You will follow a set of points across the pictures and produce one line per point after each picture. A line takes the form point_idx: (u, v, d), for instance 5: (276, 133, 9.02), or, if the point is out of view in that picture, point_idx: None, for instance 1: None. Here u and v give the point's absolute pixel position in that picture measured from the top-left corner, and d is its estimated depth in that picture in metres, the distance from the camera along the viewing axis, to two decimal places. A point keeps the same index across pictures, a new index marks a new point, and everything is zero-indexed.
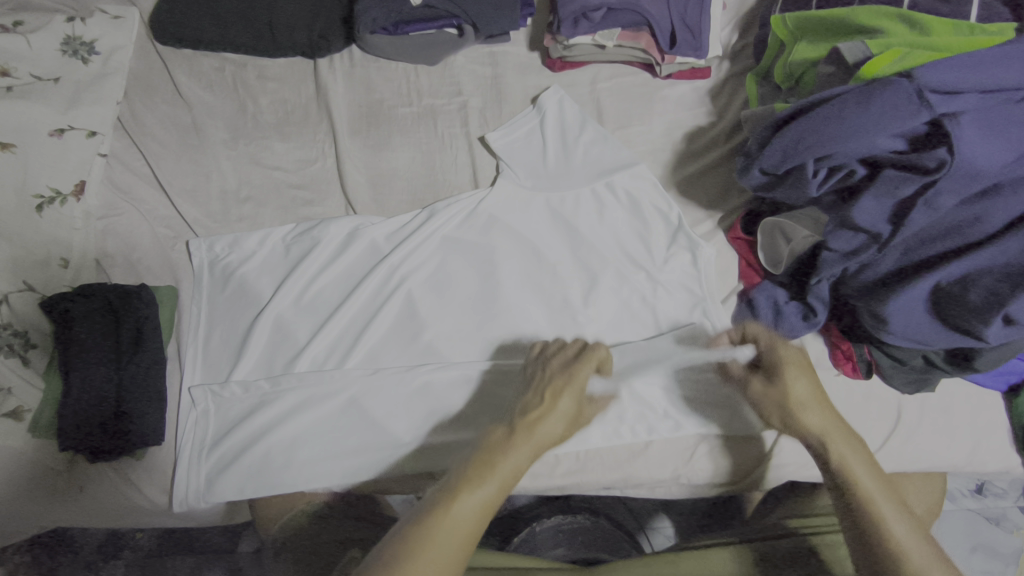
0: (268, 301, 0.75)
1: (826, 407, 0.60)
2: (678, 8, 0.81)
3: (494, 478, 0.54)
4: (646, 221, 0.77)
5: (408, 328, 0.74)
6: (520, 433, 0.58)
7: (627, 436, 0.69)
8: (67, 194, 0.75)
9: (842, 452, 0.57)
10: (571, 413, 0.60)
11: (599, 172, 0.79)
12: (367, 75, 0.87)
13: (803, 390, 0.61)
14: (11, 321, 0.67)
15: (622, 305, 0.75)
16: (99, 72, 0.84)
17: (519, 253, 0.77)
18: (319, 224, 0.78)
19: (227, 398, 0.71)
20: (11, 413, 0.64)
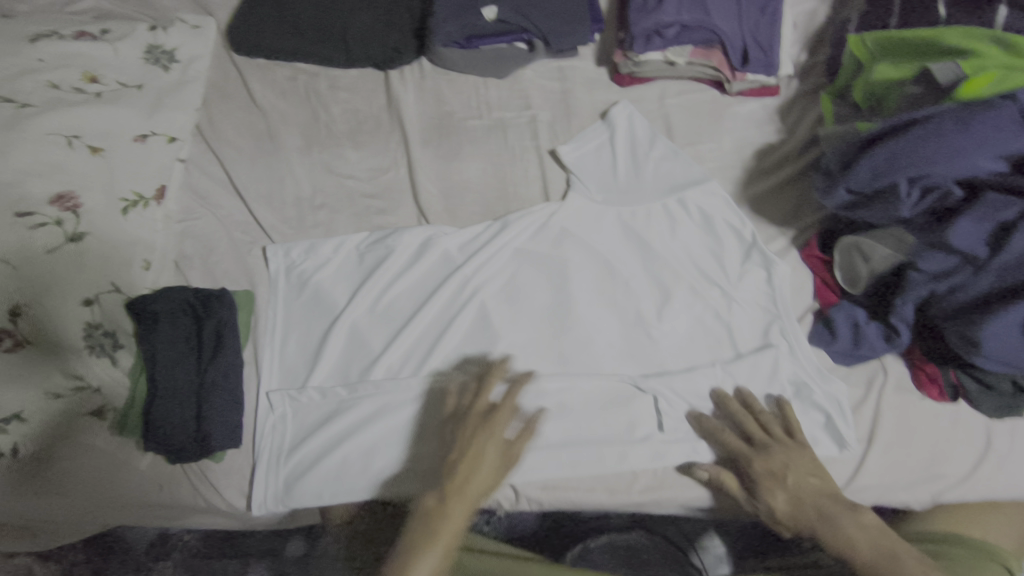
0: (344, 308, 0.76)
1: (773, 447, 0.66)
2: (751, 27, 0.81)
3: (443, 542, 0.56)
4: (719, 237, 0.77)
5: (482, 338, 0.75)
6: (456, 496, 0.59)
7: (704, 454, 0.69)
8: (149, 198, 0.76)
9: (807, 502, 0.61)
10: (498, 462, 0.62)
11: (670, 187, 0.80)
12: (437, 87, 0.89)
13: (779, 493, 0.62)
14: (102, 321, 0.68)
15: (694, 321, 0.75)
16: (179, 79, 0.85)
17: (592, 266, 0.77)
18: (392, 233, 0.79)
19: (304, 403, 0.71)
20: (96, 411, 0.68)
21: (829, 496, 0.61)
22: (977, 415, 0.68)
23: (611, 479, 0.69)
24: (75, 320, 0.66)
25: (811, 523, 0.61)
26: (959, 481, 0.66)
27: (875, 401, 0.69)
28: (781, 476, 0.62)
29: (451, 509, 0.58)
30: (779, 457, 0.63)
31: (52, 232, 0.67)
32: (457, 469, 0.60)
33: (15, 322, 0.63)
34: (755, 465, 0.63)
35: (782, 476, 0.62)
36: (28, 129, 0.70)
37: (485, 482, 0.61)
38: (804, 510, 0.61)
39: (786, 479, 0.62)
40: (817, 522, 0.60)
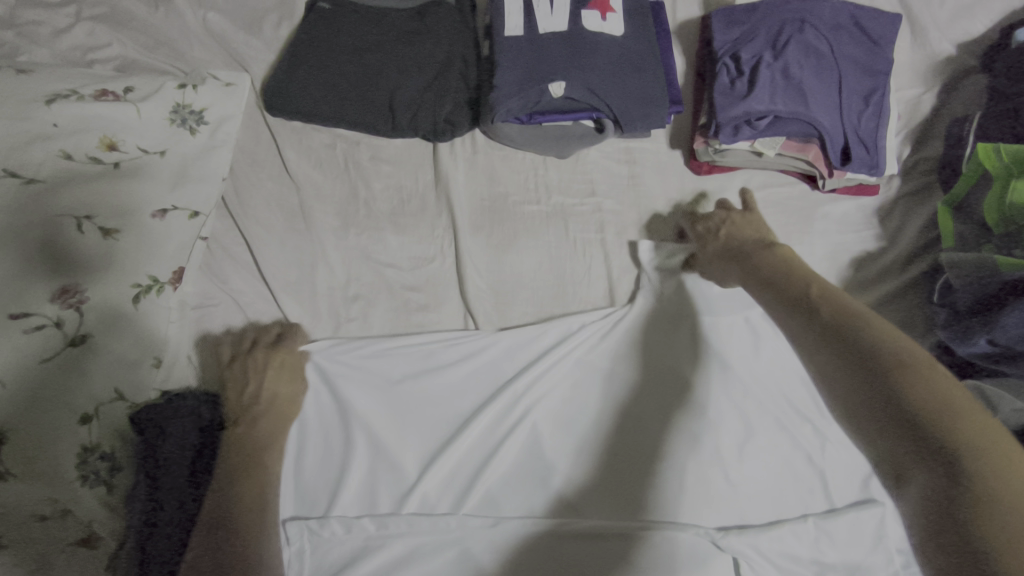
0: (374, 423, 0.66)
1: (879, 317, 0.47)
2: (854, 121, 0.72)
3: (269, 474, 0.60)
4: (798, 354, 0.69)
5: (535, 468, 0.64)
6: (262, 420, 0.63)
7: None
8: (165, 282, 0.67)
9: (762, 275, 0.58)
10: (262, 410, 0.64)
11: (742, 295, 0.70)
12: (490, 164, 0.80)
13: (714, 238, 0.69)
14: (100, 442, 0.58)
15: (781, 462, 0.64)
16: (207, 145, 0.77)
17: (663, 387, 0.67)
18: (411, 338, 0.70)
19: (325, 539, 0.59)
20: (83, 542, 0.59)
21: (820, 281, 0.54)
22: None
23: None
24: (70, 444, 0.57)
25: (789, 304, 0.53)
26: None
27: None
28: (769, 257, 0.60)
29: (261, 429, 0.63)
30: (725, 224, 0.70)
31: (51, 336, 0.58)
32: (254, 370, 0.65)
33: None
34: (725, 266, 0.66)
35: (737, 251, 0.64)
36: (36, 210, 0.62)
37: (288, 405, 0.65)
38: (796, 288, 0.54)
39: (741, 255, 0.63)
40: (739, 259, 0.63)
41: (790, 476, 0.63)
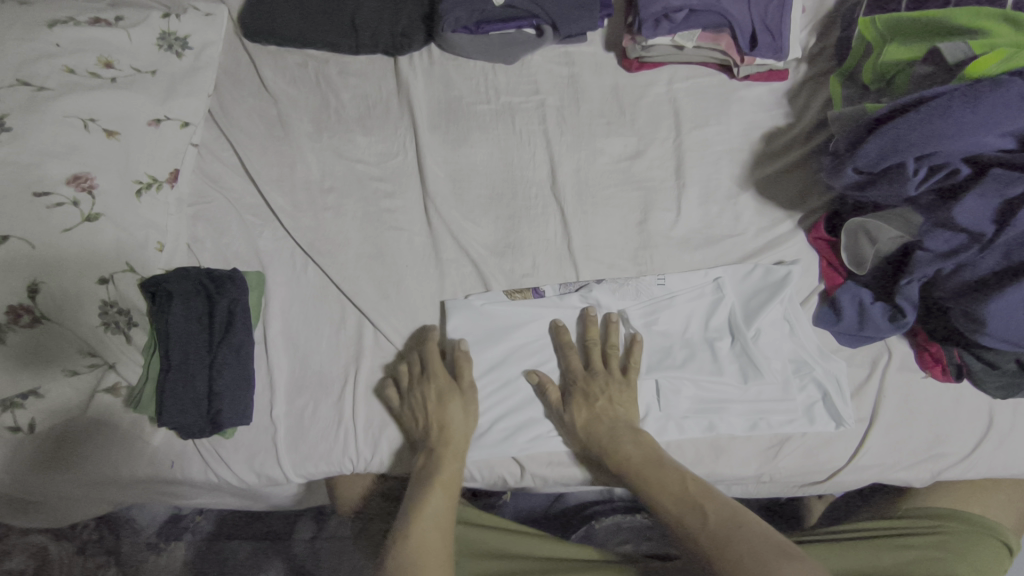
0: (360, 309, 0.77)
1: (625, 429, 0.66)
2: (760, 10, 0.81)
3: (441, 483, 0.64)
4: (743, 266, 0.75)
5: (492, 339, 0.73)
6: (441, 444, 0.66)
7: (720, 431, 0.68)
8: (162, 180, 0.78)
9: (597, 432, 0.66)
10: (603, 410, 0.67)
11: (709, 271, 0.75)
12: (445, 72, 0.90)
13: (584, 410, 0.67)
14: (117, 300, 0.69)
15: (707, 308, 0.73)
16: (192, 66, 0.86)
17: (598, 263, 0.78)
18: (392, 310, 0.76)
19: (310, 376, 0.75)
20: (110, 388, 0.70)
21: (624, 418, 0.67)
22: (983, 396, 0.68)
23: None
24: (92, 298, 0.67)
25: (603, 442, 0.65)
26: (963, 460, 0.67)
27: (879, 380, 0.69)
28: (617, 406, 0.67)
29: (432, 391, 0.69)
30: (609, 385, 0.68)
31: (69, 213, 0.68)
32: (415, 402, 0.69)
33: (32, 299, 0.64)
34: (585, 424, 0.66)
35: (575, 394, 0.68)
36: (47, 111, 0.71)
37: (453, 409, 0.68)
38: (603, 429, 0.66)
39: (597, 401, 0.67)
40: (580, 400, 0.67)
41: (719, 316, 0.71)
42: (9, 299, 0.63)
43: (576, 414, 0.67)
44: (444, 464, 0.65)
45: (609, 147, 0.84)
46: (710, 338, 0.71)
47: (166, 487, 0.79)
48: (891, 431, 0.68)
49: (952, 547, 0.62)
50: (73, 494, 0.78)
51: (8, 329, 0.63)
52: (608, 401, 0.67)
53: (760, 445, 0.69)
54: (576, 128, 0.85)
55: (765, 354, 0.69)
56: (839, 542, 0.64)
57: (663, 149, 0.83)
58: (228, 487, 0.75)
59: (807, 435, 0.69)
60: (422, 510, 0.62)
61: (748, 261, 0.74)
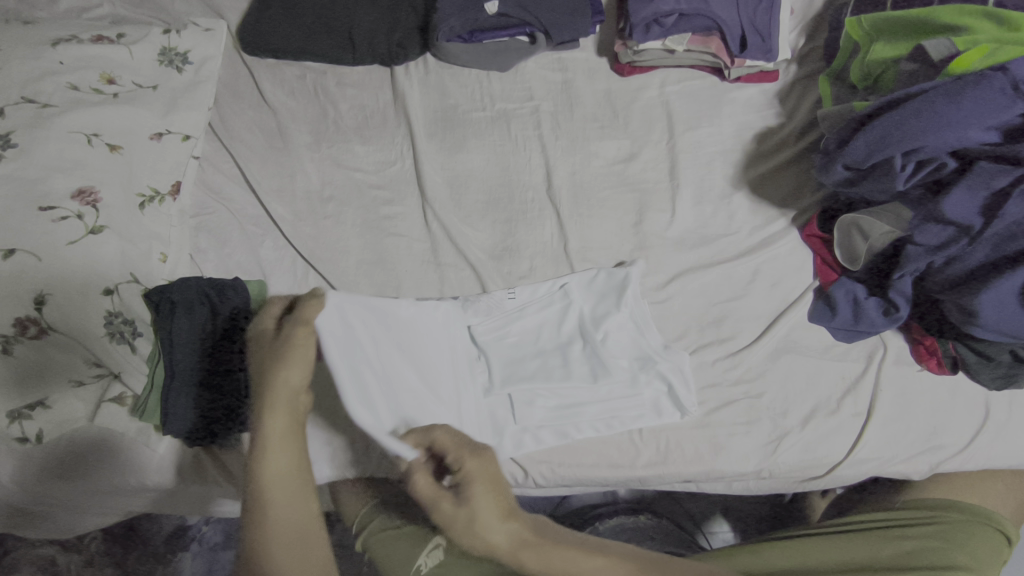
0: None
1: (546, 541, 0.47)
2: (749, 13, 0.83)
3: (284, 553, 0.47)
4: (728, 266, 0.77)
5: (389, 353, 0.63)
6: (258, 485, 0.48)
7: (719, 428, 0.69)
8: (165, 193, 0.79)
9: (505, 544, 0.47)
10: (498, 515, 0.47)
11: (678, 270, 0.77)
12: (441, 81, 0.91)
13: (487, 510, 0.46)
14: (122, 310, 0.70)
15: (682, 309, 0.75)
16: (193, 80, 0.88)
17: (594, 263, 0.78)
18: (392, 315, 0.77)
19: None
20: (117, 398, 0.70)
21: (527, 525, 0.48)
22: (979, 387, 0.69)
23: (614, 455, 0.69)
24: (97, 307, 0.68)
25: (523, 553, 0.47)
26: (962, 451, 0.67)
27: (877, 374, 0.70)
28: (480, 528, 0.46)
29: (283, 370, 0.51)
30: (476, 495, 0.46)
31: (73, 225, 0.69)
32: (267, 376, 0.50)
33: (39, 311, 0.65)
34: (482, 533, 0.46)
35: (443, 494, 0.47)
36: (51, 127, 0.72)
37: (300, 369, 0.51)
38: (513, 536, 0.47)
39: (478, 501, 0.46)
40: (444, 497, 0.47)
41: (613, 325, 0.72)
42: (17, 310, 0.64)
43: (471, 514, 0.46)
44: (279, 499, 0.48)
45: (603, 151, 0.85)
46: (562, 344, 0.72)
47: (174, 495, 0.80)
48: (890, 423, 0.68)
49: (952, 537, 0.62)
50: (84, 505, 0.79)
51: (15, 340, 0.65)
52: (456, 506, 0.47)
53: (761, 436, 0.68)
54: (570, 132, 0.86)
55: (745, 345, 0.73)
56: (840, 537, 0.64)
57: (656, 151, 0.84)
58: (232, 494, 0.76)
59: (806, 430, 0.68)
60: (255, 573, 0.45)
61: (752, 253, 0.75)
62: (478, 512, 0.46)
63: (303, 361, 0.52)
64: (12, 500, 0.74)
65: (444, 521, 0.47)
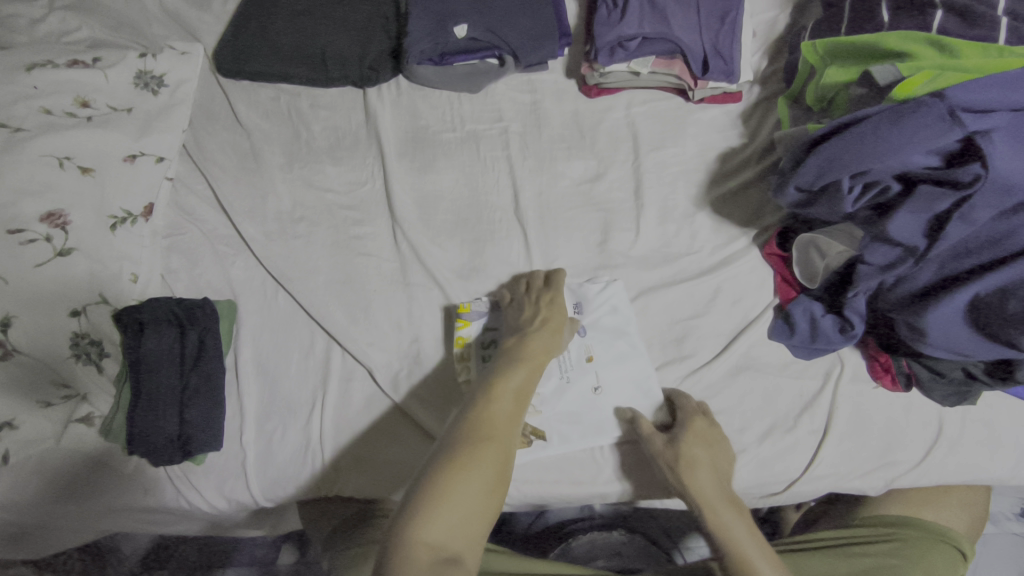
0: (329, 334, 0.79)
1: (720, 484, 0.63)
2: (710, 36, 0.85)
3: (491, 441, 0.55)
4: (691, 285, 0.78)
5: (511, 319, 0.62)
6: (501, 391, 0.59)
7: None
8: (137, 215, 0.80)
9: (694, 484, 0.62)
10: (708, 461, 0.64)
11: (640, 289, 0.78)
12: (412, 102, 0.93)
13: (704, 461, 0.63)
14: (89, 331, 0.71)
15: (647, 327, 0.76)
16: (167, 102, 0.89)
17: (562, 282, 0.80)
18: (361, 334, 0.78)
19: (278, 402, 0.76)
20: (84, 418, 0.72)
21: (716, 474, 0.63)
22: (933, 404, 0.70)
23: (576, 473, 0.70)
24: (64, 330, 0.69)
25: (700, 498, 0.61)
26: (916, 467, 0.68)
27: (833, 391, 0.71)
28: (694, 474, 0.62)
29: (540, 336, 0.67)
30: (692, 449, 0.64)
31: (42, 248, 0.70)
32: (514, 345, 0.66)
33: (6, 332, 0.67)
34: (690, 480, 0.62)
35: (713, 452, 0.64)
36: (24, 151, 0.74)
37: (555, 336, 0.68)
38: (702, 483, 0.62)
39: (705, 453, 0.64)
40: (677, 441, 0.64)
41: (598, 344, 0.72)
42: None
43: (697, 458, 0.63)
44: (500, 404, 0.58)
45: (570, 171, 0.87)
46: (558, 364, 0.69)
47: (143, 516, 0.80)
48: (846, 440, 0.69)
49: (905, 553, 0.63)
50: (54, 528, 0.79)
51: None
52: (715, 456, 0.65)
53: None
54: (538, 153, 0.88)
55: (707, 366, 0.73)
56: (797, 553, 0.65)
57: (622, 171, 0.86)
58: (198, 513, 0.76)
59: (764, 447, 0.69)
60: (471, 445, 0.54)
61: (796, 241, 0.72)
62: (693, 453, 0.63)
63: (551, 342, 0.67)
64: None
65: (656, 448, 0.65)
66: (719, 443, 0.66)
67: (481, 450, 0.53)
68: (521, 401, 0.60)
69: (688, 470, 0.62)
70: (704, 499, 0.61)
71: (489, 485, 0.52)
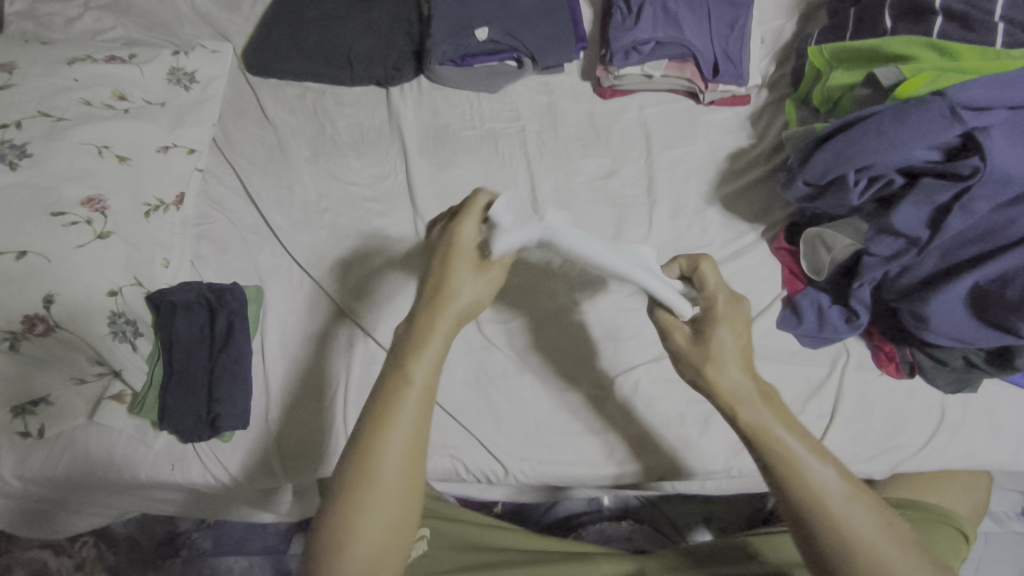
0: (354, 319, 0.82)
1: (749, 366, 0.51)
2: (721, 42, 0.89)
3: (376, 466, 0.46)
4: None
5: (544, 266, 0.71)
6: (399, 388, 0.47)
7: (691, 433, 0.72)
8: (169, 203, 0.84)
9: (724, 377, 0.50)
10: (736, 344, 0.52)
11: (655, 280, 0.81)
12: (433, 101, 0.96)
13: (727, 328, 0.52)
14: (124, 310, 0.74)
15: None
16: (199, 98, 0.93)
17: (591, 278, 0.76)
18: (384, 319, 0.81)
19: (304, 383, 0.79)
20: (116, 395, 0.75)
21: (750, 368, 0.51)
22: (936, 391, 0.73)
23: (592, 453, 0.73)
24: (101, 308, 0.72)
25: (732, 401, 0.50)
26: (919, 452, 0.71)
27: (840, 378, 0.74)
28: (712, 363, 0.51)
29: (435, 321, 0.49)
30: (718, 334, 0.52)
31: (82, 230, 0.73)
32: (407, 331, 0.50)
33: (47, 309, 0.69)
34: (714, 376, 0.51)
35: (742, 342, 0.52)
36: (65, 139, 0.77)
37: (465, 286, 0.50)
38: (734, 378, 0.50)
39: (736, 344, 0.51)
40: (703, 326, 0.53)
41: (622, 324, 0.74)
42: (25, 309, 0.68)
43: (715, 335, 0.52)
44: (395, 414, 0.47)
45: (585, 168, 0.90)
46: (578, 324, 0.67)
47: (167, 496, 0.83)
48: (851, 425, 0.72)
49: (910, 533, 0.66)
50: (83, 504, 0.82)
51: (22, 338, 0.68)
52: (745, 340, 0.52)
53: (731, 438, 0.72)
54: (554, 150, 0.91)
55: None
56: None
57: (636, 168, 0.90)
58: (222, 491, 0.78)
59: None
60: (356, 482, 0.45)
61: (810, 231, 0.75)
62: (715, 334, 0.52)
63: (448, 307, 0.50)
64: (15, 495, 0.77)
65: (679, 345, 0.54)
66: (748, 321, 0.53)
67: (371, 480, 0.45)
68: (423, 398, 0.47)
69: (711, 358, 0.51)
70: (733, 395, 0.50)
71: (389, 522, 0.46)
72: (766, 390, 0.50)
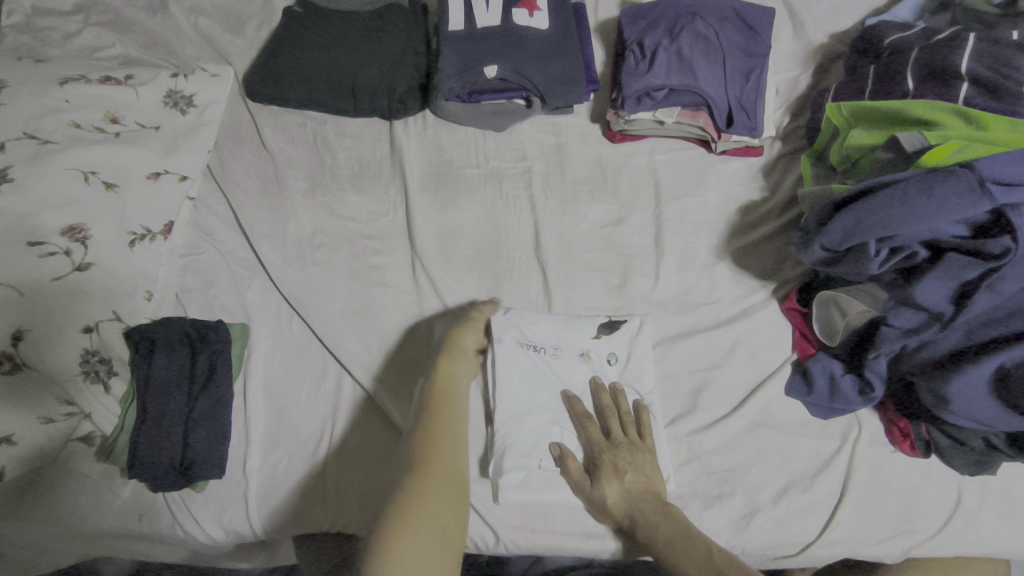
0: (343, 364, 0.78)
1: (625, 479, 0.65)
2: (736, 91, 0.86)
3: (438, 457, 0.60)
4: (709, 336, 0.78)
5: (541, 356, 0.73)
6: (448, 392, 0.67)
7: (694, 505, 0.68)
8: (156, 232, 0.80)
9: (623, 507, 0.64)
10: (642, 479, 0.65)
11: (662, 337, 0.78)
12: (438, 137, 0.94)
13: (614, 484, 0.65)
14: (99, 348, 0.70)
15: (663, 376, 0.76)
16: (195, 122, 0.90)
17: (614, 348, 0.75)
18: (375, 364, 0.77)
19: (285, 430, 0.75)
20: (84, 437, 0.70)
21: (647, 489, 0.65)
22: (952, 472, 0.69)
23: (588, 523, 0.69)
24: (74, 346, 0.68)
25: (633, 514, 0.63)
26: (934, 536, 0.67)
27: (851, 454, 0.70)
28: (610, 504, 0.64)
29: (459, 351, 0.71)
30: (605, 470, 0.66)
31: (61, 262, 0.69)
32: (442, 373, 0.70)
33: (15, 345, 0.64)
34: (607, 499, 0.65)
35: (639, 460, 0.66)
36: (51, 164, 0.73)
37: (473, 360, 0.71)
38: (634, 503, 0.64)
39: (623, 474, 0.65)
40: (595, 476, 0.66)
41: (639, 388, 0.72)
42: None
43: (605, 488, 0.65)
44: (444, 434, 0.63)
45: (591, 214, 0.87)
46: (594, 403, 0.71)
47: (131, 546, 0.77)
48: (863, 506, 0.68)
49: None
50: (39, 550, 0.76)
51: None
52: (637, 472, 0.65)
53: (736, 512, 0.68)
54: (560, 194, 0.88)
55: (724, 419, 0.72)
56: None
57: (643, 217, 0.87)
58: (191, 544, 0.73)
59: (779, 507, 0.68)
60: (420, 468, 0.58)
61: (822, 295, 0.73)
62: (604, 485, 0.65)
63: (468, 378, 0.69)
64: None
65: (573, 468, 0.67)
66: (642, 463, 0.66)
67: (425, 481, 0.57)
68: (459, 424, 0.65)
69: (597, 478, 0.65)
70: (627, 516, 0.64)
71: (443, 497, 0.57)
72: (658, 505, 0.63)
